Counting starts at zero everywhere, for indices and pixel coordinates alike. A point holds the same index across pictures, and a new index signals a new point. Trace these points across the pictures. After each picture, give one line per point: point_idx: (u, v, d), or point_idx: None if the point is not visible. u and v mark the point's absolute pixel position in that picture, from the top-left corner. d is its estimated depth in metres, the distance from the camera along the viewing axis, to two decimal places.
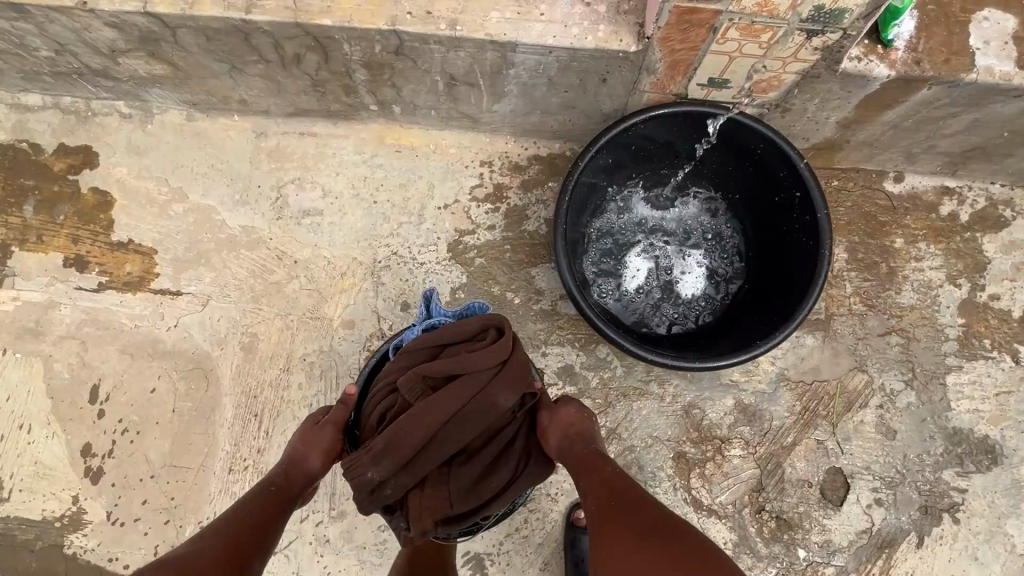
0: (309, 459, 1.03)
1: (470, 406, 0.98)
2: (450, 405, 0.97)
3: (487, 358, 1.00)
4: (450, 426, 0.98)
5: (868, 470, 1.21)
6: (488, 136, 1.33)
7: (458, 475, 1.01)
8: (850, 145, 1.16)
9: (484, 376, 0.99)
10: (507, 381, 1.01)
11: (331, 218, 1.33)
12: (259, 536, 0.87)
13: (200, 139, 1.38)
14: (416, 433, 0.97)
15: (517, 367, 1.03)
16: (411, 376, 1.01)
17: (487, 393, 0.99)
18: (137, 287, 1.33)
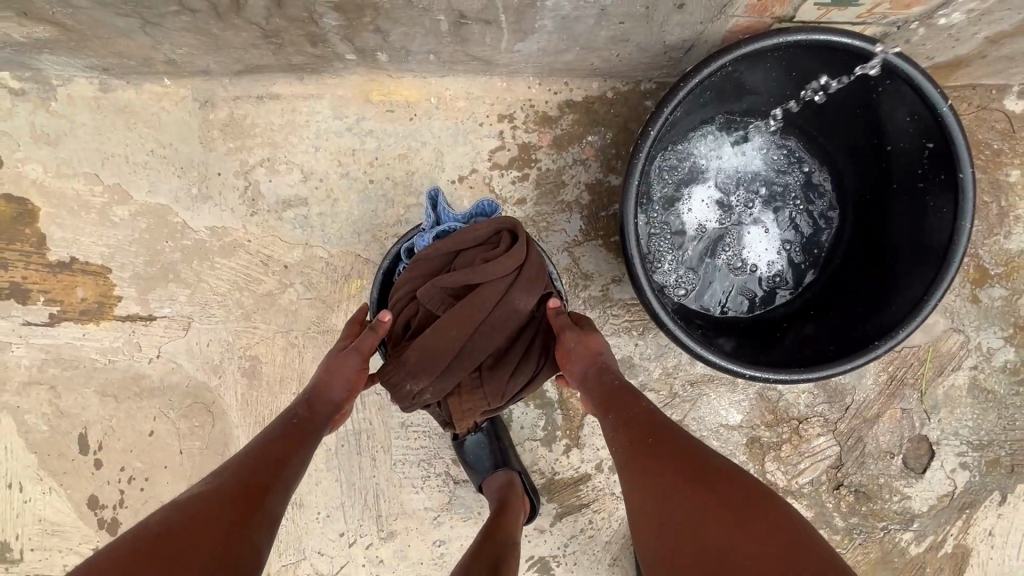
0: (337, 388, 0.77)
1: (497, 316, 0.79)
2: (473, 319, 0.78)
3: (509, 263, 0.78)
4: (476, 339, 0.80)
5: (955, 434, 1.12)
6: (505, 81, 1.02)
7: (494, 378, 0.85)
8: (985, 60, 0.90)
9: (509, 283, 0.79)
10: (537, 281, 0.81)
11: (320, 208, 1.07)
12: (280, 472, 0.65)
13: (127, 116, 1.05)
14: (444, 348, 0.78)
15: (536, 267, 0.81)
16: (432, 289, 0.79)
17: (507, 302, 0.79)
18: (98, 316, 1.09)
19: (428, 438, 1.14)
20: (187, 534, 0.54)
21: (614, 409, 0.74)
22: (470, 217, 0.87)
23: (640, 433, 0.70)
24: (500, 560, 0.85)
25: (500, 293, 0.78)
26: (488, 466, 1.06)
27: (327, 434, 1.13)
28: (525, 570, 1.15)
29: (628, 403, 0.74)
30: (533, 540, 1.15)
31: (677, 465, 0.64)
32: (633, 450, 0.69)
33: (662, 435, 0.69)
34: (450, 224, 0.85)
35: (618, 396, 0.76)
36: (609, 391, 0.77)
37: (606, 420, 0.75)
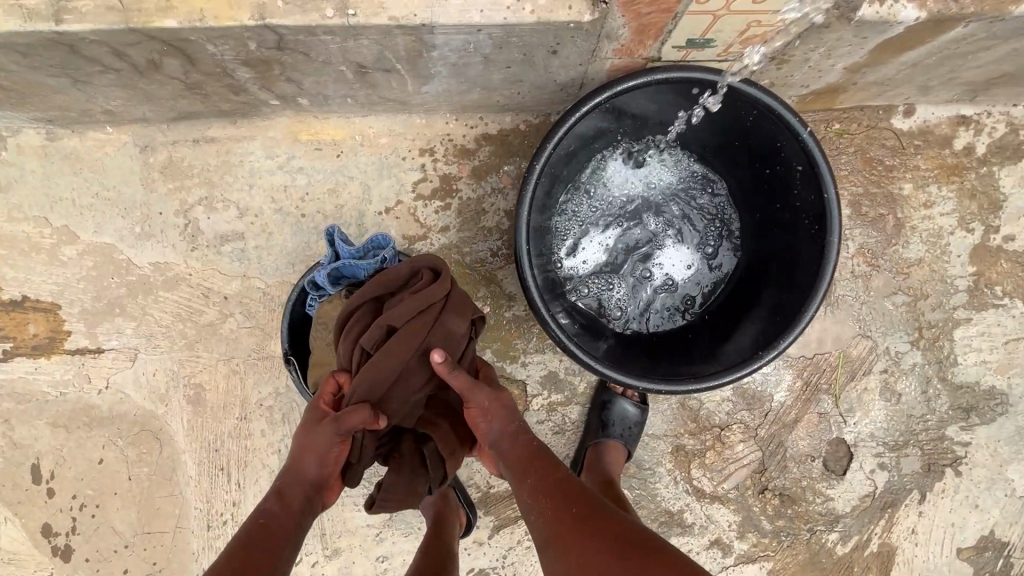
0: (308, 462, 0.74)
1: (429, 348, 0.79)
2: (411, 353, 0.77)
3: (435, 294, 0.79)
4: (410, 379, 0.78)
5: (871, 436, 1.17)
6: (424, 118, 1.10)
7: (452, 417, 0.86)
8: (857, 86, 0.97)
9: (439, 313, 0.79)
10: (466, 305, 0.82)
11: (256, 241, 1.13)
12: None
13: (73, 162, 1.12)
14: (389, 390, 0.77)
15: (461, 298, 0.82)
16: (369, 333, 0.77)
17: (442, 331, 0.79)
18: (49, 350, 1.15)
19: None
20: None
21: (532, 472, 0.78)
22: (368, 252, 0.85)
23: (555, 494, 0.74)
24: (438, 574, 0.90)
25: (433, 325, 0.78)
26: None
27: (270, 457, 1.17)
28: None
29: (539, 467, 0.78)
30: (473, 552, 1.19)
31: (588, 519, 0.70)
32: (552, 513, 0.72)
33: (569, 492, 0.74)
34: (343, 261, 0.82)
35: (528, 460, 0.80)
36: (522, 455, 0.80)
37: (522, 486, 0.78)
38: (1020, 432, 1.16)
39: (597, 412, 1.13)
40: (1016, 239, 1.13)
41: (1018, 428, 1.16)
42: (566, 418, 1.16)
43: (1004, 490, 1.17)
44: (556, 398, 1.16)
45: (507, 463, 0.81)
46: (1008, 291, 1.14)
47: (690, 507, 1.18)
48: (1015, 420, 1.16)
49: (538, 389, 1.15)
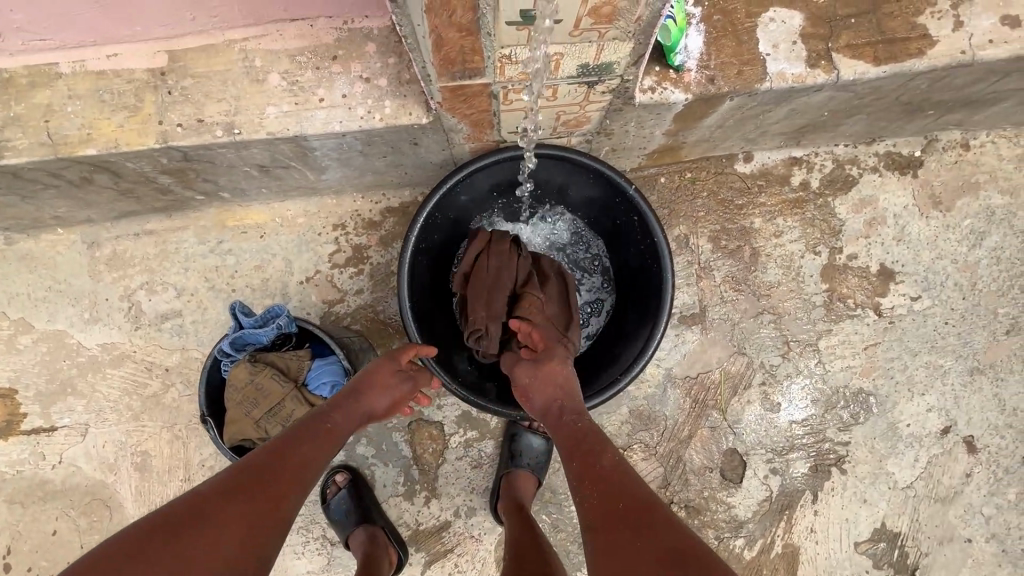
0: (377, 396, 0.90)
1: (491, 273, 1.05)
2: (481, 282, 1.05)
3: (478, 241, 1.07)
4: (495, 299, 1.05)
5: (760, 444, 1.29)
6: (334, 198, 1.27)
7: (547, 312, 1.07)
8: (687, 144, 1.15)
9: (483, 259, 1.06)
10: (501, 243, 1.06)
11: (192, 317, 1.27)
12: (296, 480, 0.72)
13: (28, 261, 1.27)
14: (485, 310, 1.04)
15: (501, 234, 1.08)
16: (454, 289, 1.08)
17: (494, 260, 1.06)
18: (7, 432, 1.26)
19: (305, 506, 1.28)
20: (203, 533, 0.61)
21: (579, 455, 0.81)
22: (267, 320, 0.97)
23: (603, 480, 0.75)
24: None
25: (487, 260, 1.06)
26: (351, 524, 1.21)
27: None
28: None
29: (593, 451, 0.81)
30: None
31: (626, 508, 0.69)
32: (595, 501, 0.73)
33: (618, 482, 0.74)
34: (244, 330, 0.94)
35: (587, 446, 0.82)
36: (580, 440, 0.84)
37: (573, 466, 0.81)
38: (892, 428, 1.29)
39: (507, 443, 1.25)
40: (859, 257, 1.30)
41: (889, 424, 1.29)
42: (482, 453, 1.28)
43: (887, 483, 1.29)
44: (471, 435, 1.28)
45: (563, 440, 0.87)
46: (859, 302, 1.30)
47: None
48: (886, 418, 1.29)
49: (454, 428, 1.28)
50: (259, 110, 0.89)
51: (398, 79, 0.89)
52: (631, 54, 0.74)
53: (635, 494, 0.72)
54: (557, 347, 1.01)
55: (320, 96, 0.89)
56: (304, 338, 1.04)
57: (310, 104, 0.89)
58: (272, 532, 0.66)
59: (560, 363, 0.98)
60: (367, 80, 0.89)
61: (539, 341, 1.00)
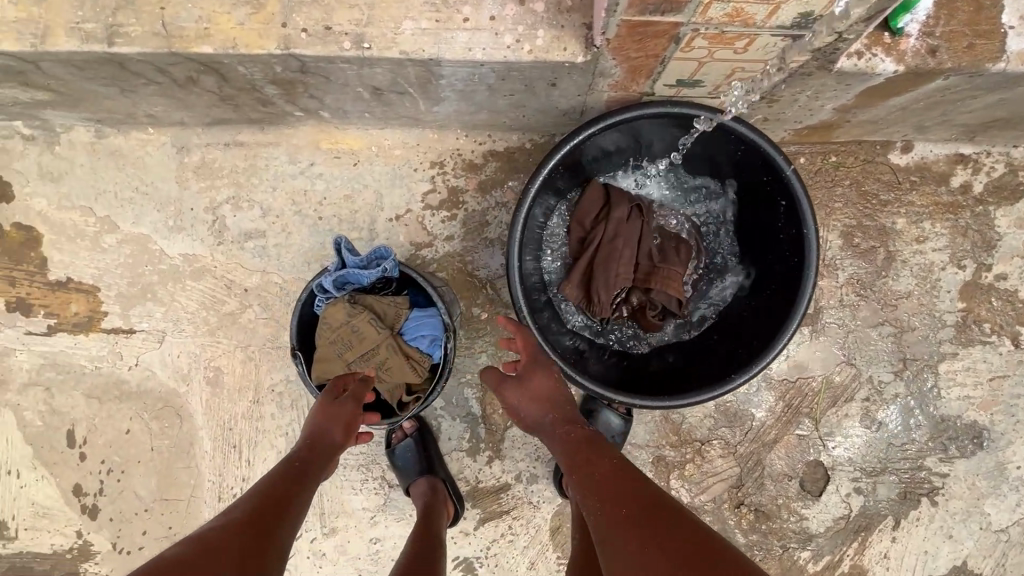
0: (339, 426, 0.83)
1: (610, 234, 1.05)
2: (598, 242, 1.05)
3: (593, 202, 1.07)
4: (614, 258, 1.04)
5: (849, 461, 1.20)
6: (437, 133, 1.17)
7: (666, 272, 1.05)
8: (850, 124, 1.00)
9: (605, 220, 1.05)
10: (621, 205, 1.05)
11: (275, 239, 1.22)
12: (284, 510, 0.69)
13: (117, 158, 1.23)
14: (604, 267, 1.04)
15: (619, 195, 1.07)
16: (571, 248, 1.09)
17: (612, 221, 1.05)
18: (88, 327, 1.26)
19: (367, 445, 1.27)
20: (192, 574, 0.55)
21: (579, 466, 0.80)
22: (371, 262, 0.92)
23: (603, 484, 0.75)
24: (430, 557, 0.98)
25: (604, 220, 1.05)
26: (414, 472, 1.20)
27: (278, 439, 1.26)
28: (451, 568, 1.27)
29: (592, 459, 0.80)
30: (459, 541, 1.27)
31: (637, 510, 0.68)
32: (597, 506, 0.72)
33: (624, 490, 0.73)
34: (349, 269, 0.89)
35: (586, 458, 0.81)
36: (583, 454, 0.82)
37: (574, 479, 0.79)
38: (999, 468, 1.19)
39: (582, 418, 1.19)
40: (1008, 278, 1.15)
41: (997, 463, 1.19)
42: None
43: (979, 523, 1.20)
44: None
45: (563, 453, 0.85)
46: (996, 328, 1.16)
47: None
48: (995, 456, 1.19)
49: None
50: (394, 24, 0.78)
51: (557, 6, 0.77)
52: (872, 8, 0.62)
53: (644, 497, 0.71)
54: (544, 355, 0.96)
55: (465, 16, 0.78)
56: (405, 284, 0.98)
57: (451, 23, 0.78)
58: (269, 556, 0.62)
59: (545, 375, 0.93)
60: (522, 3, 0.77)
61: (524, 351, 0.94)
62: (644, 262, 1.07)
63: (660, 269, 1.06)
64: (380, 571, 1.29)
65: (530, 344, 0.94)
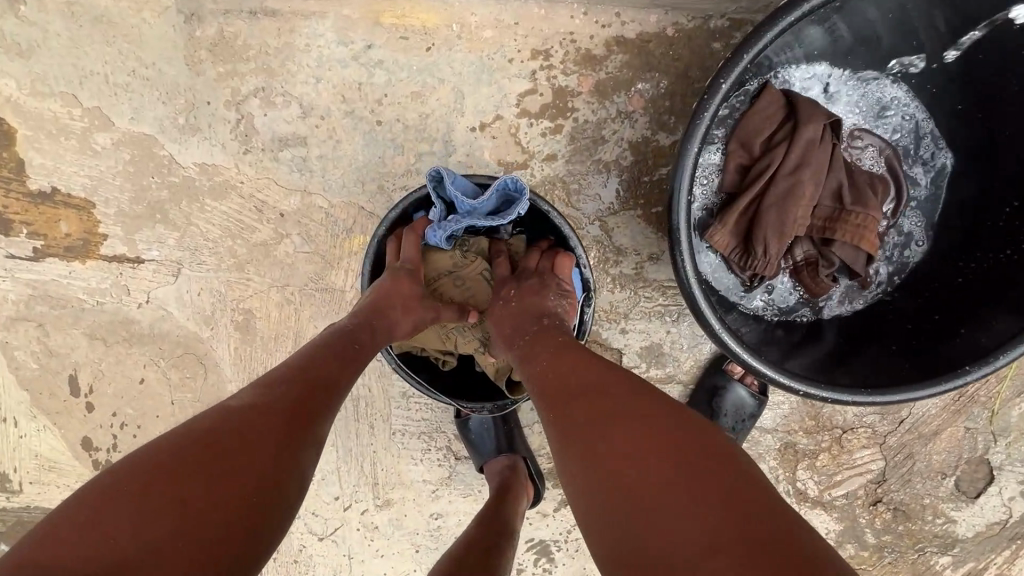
0: (405, 321, 0.74)
1: (793, 160, 0.75)
2: (772, 169, 0.76)
3: (768, 113, 0.77)
4: (793, 194, 0.76)
5: (1022, 460, 0.99)
6: (544, 8, 0.85)
7: (858, 219, 0.77)
8: None
9: (787, 140, 0.76)
10: (812, 120, 0.75)
11: (320, 149, 0.93)
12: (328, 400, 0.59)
13: (105, 27, 0.91)
14: (778, 206, 0.76)
15: (808, 104, 0.77)
16: (727, 176, 0.81)
17: (796, 141, 0.75)
18: (84, 253, 1.00)
19: (432, 410, 1.06)
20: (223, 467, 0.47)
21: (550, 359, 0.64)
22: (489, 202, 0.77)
23: (577, 381, 0.58)
24: (493, 546, 0.79)
25: (784, 139, 0.76)
26: (491, 448, 0.99)
27: None
28: (524, 551, 1.10)
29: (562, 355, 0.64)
30: (535, 523, 1.09)
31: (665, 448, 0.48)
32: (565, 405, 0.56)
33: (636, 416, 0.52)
34: (468, 219, 0.76)
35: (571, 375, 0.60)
36: (561, 376, 0.61)
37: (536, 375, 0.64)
38: None
39: (704, 395, 0.96)
40: None
41: None
42: None
43: None
44: (655, 374, 0.98)
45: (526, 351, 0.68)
46: None
47: None
48: None
49: (635, 362, 0.98)
50: None
51: None
52: None
53: (667, 420, 0.51)
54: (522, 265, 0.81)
55: None
56: (523, 224, 0.88)
57: None
58: (301, 459, 0.52)
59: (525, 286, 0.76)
60: None
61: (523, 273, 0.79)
62: (826, 203, 0.79)
63: (847, 213, 0.78)
64: (440, 549, 1.12)
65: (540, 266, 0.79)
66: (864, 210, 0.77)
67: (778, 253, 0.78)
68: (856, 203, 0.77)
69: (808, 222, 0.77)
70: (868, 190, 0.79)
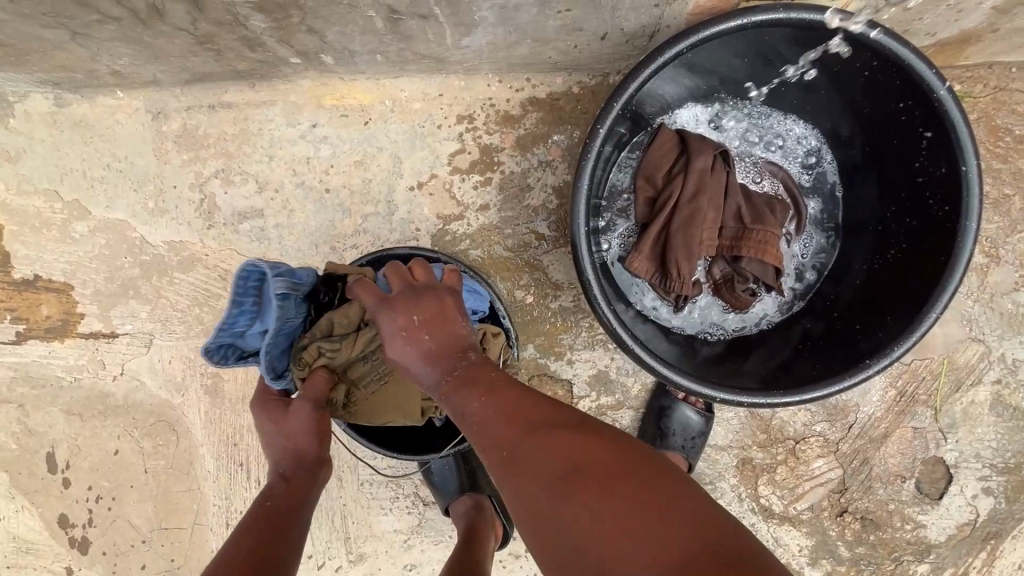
0: (303, 442, 0.68)
1: (691, 189, 0.83)
2: (672, 197, 0.84)
3: (664, 151, 0.86)
4: (697, 219, 0.83)
5: (976, 456, 1.00)
6: (463, 80, 0.96)
7: (761, 234, 0.83)
8: (995, 35, 0.81)
9: (682, 171, 0.85)
10: (702, 152, 0.84)
11: (276, 219, 1.02)
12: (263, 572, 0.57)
13: (83, 131, 1.03)
14: (683, 230, 0.83)
15: (696, 139, 0.86)
16: (638, 209, 0.89)
17: (690, 171, 0.83)
18: (62, 333, 1.07)
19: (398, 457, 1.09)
20: None
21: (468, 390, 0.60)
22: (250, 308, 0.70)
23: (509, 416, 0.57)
24: None
25: (680, 171, 0.85)
26: (454, 489, 1.01)
27: None
28: None
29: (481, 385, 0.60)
30: (509, 566, 1.08)
31: (674, 506, 0.47)
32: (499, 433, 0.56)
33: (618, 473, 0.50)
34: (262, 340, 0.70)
35: (525, 420, 0.56)
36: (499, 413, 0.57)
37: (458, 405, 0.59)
38: None
39: (655, 418, 0.99)
40: None
41: None
42: (617, 424, 1.03)
43: None
44: (606, 401, 1.02)
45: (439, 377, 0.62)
46: None
47: (755, 527, 1.03)
48: None
49: (584, 391, 1.02)
50: None
51: None
52: None
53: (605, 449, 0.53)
54: (394, 286, 0.66)
55: None
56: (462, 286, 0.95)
57: None
58: None
59: (417, 308, 0.63)
60: None
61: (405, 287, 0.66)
62: (733, 224, 0.85)
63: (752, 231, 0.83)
64: None
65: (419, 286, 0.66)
66: (766, 226, 0.83)
67: (692, 273, 0.84)
68: (757, 221, 0.84)
69: (714, 242, 0.84)
70: (770, 208, 0.86)
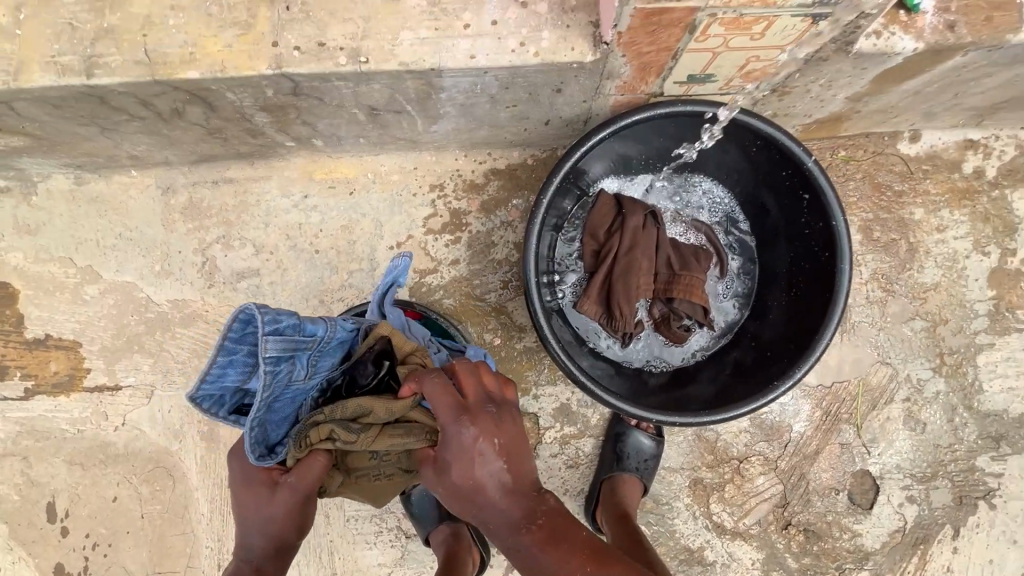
0: (281, 530, 0.70)
1: (628, 243, 0.99)
2: (614, 250, 1.00)
3: (605, 211, 1.03)
4: (633, 268, 0.98)
5: (898, 467, 1.13)
6: (434, 155, 1.13)
7: (687, 278, 0.98)
8: (860, 115, 1.01)
9: (619, 228, 1.01)
10: (634, 212, 1.00)
11: (270, 277, 1.15)
12: None
13: (98, 205, 1.17)
14: (624, 278, 0.98)
15: (631, 201, 1.03)
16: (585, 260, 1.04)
17: (627, 229, 0.99)
18: (68, 388, 1.17)
19: None
20: None
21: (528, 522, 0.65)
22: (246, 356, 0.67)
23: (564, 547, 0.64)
24: None
25: (619, 228, 1.01)
26: (433, 519, 1.10)
27: None
28: None
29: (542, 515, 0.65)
30: None
31: None
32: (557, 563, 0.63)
33: None
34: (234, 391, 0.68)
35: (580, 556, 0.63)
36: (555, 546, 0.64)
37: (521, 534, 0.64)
38: None
39: (612, 444, 1.10)
40: None
41: None
42: (580, 451, 1.14)
43: None
44: (569, 431, 1.14)
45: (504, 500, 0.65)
46: None
47: (710, 543, 1.13)
48: None
49: (549, 422, 1.13)
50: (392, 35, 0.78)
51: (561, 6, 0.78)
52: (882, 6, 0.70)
53: None
54: (469, 395, 0.67)
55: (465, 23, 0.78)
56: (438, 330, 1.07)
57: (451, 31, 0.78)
58: None
59: (495, 426, 0.66)
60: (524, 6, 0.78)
61: (485, 401, 0.68)
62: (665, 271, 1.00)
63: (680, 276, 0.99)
64: None
65: (494, 399, 0.68)
66: (691, 271, 0.99)
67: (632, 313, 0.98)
68: (683, 267, 0.99)
69: (649, 286, 0.99)
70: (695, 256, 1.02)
